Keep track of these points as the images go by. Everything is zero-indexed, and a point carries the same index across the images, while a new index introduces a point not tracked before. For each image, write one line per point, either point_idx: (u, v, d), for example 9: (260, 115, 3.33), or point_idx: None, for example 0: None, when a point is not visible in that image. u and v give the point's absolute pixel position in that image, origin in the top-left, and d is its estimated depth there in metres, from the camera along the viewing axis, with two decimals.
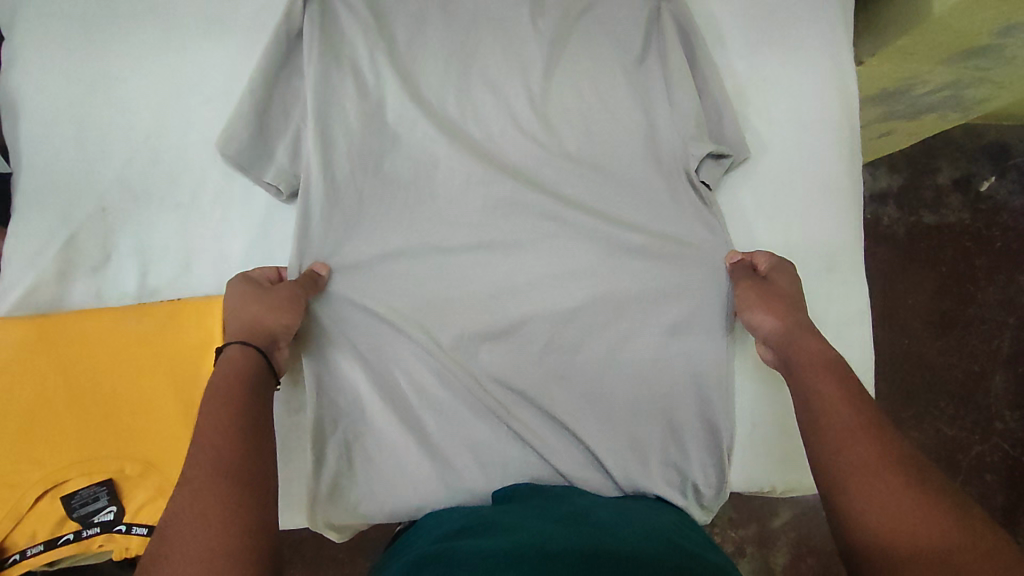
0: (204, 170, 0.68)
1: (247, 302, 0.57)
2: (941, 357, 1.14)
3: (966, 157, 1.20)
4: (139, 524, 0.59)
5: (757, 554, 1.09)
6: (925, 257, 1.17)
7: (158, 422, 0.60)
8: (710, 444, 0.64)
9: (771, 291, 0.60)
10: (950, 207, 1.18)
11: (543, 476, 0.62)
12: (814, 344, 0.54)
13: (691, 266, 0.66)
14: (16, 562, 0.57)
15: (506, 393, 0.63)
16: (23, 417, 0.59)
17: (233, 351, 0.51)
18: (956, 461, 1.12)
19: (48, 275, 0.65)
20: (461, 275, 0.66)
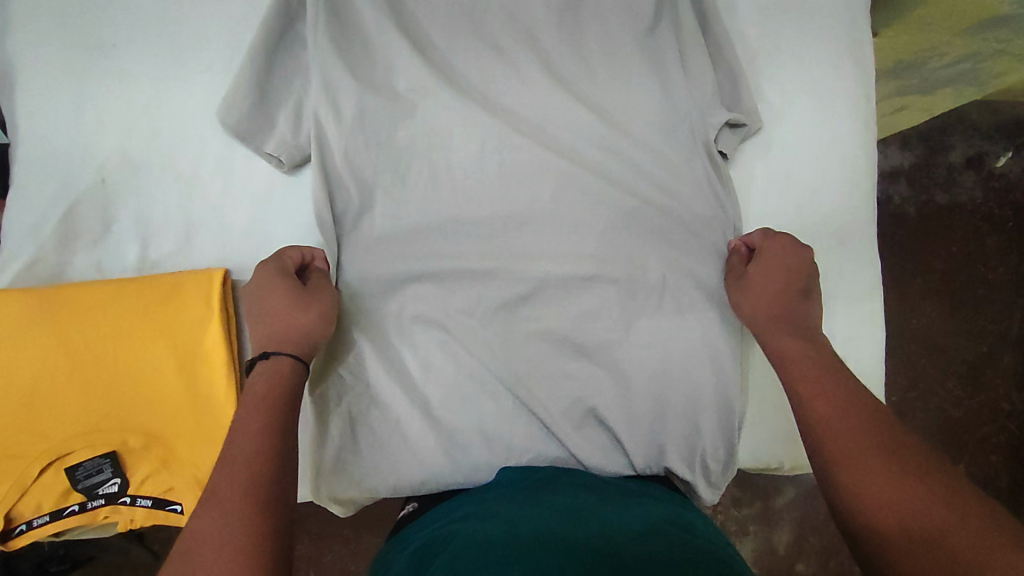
0: (204, 140, 0.66)
1: (290, 307, 0.56)
2: (949, 338, 1.13)
3: (980, 133, 1.17)
4: (143, 496, 0.60)
5: (760, 532, 1.10)
6: (936, 237, 1.16)
7: (160, 395, 0.59)
8: (720, 420, 0.63)
9: (754, 284, 0.60)
10: (962, 185, 1.16)
11: (547, 451, 0.62)
12: (780, 342, 0.56)
13: (696, 241, 0.66)
14: (22, 533, 0.58)
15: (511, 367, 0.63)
16: (26, 388, 0.58)
17: (280, 362, 0.52)
18: (961, 441, 1.11)
19: (49, 247, 0.64)
20: (465, 249, 0.64)
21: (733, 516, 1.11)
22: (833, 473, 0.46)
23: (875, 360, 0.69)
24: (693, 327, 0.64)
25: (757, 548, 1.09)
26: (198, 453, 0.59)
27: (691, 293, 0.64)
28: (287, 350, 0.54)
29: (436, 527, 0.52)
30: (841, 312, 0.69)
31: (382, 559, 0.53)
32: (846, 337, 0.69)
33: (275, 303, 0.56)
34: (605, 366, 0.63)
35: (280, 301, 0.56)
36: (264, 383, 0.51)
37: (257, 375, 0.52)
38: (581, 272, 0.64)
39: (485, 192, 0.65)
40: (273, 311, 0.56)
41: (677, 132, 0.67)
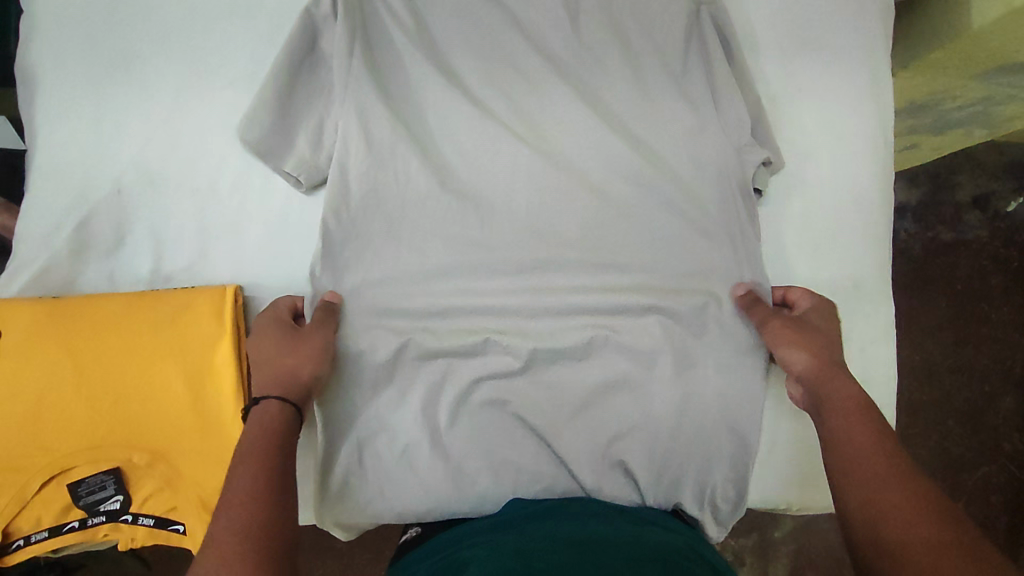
0: (223, 155, 0.66)
1: (276, 353, 0.57)
2: (952, 375, 1.13)
3: (988, 175, 1.17)
4: (145, 514, 0.58)
5: (756, 564, 1.09)
6: (942, 275, 1.16)
7: (168, 410, 0.59)
8: (733, 463, 0.63)
9: (806, 328, 0.59)
10: (968, 225, 1.17)
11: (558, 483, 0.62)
12: (844, 385, 0.53)
13: (714, 274, 0.66)
14: (19, 549, 0.56)
15: (522, 397, 0.63)
16: (30, 401, 0.57)
17: (268, 405, 0.52)
18: (961, 480, 1.11)
19: (61, 256, 0.64)
20: (480, 274, 0.65)
21: (730, 546, 1.10)
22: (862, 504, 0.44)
23: (886, 404, 0.69)
24: (705, 364, 0.64)
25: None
26: (204, 472, 0.58)
27: (705, 331, 0.65)
28: (274, 392, 0.53)
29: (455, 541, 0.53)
30: (853, 354, 0.69)
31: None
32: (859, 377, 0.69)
33: (265, 350, 0.57)
34: (618, 400, 0.63)
35: (272, 347, 0.57)
36: (257, 427, 0.51)
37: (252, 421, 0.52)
38: (598, 306, 0.64)
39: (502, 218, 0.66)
40: (263, 358, 0.57)
41: (698, 168, 0.67)
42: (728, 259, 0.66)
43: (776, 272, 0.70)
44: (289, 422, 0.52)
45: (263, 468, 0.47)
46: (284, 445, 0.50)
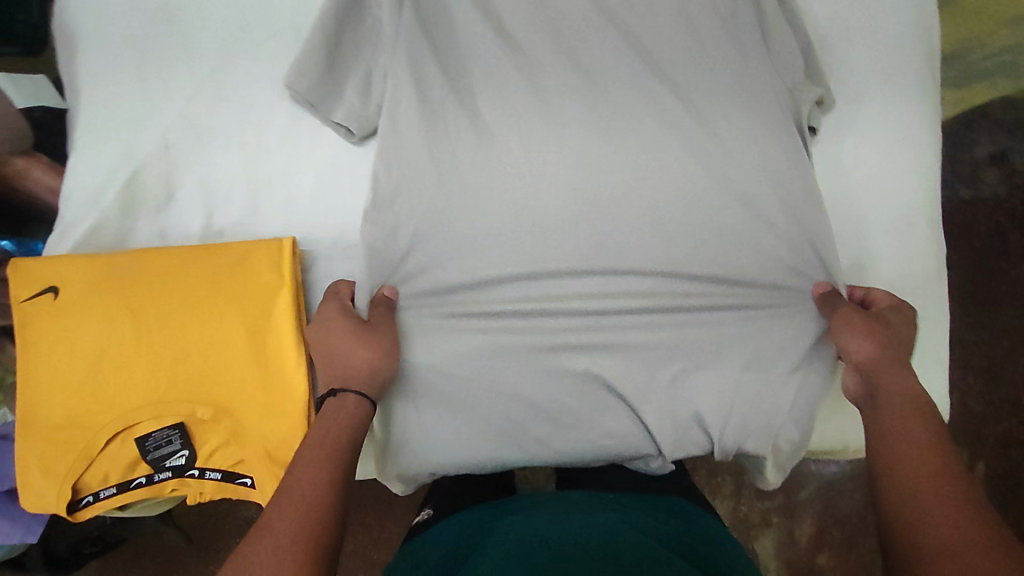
0: (270, 108, 0.65)
1: (348, 346, 0.56)
2: (972, 332, 1.15)
3: (1004, 130, 1.17)
4: (212, 469, 0.57)
5: (783, 524, 1.10)
6: (959, 233, 1.16)
7: (231, 363, 0.58)
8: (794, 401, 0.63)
9: (880, 319, 0.59)
10: (985, 183, 1.17)
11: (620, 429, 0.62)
12: (904, 378, 0.54)
13: (774, 215, 0.65)
14: (90, 504, 0.56)
15: (581, 344, 0.62)
16: (92, 357, 0.57)
17: (347, 401, 0.53)
18: (981, 435, 1.12)
19: (111, 213, 0.62)
20: (536, 219, 0.63)
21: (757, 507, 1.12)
22: (892, 475, 0.46)
23: (938, 347, 0.69)
24: (760, 305, 0.64)
25: (778, 540, 1.10)
26: (270, 426, 0.57)
27: (764, 274, 0.64)
28: (353, 387, 0.54)
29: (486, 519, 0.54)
30: (911, 294, 0.69)
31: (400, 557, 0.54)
32: (915, 317, 0.69)
33: (339, 339, 0.56)
34: (678, 346, 0.63)
35: (344, 336, 0.56)
36: (337, 421, 0.52)
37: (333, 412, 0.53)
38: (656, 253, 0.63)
39: (553, 166, 0.63)
40: (336, 347, 0.56)
41: (753, 109, 0.66)
42: (787, 200, 0.65)
43: (827, 215, 0.70)
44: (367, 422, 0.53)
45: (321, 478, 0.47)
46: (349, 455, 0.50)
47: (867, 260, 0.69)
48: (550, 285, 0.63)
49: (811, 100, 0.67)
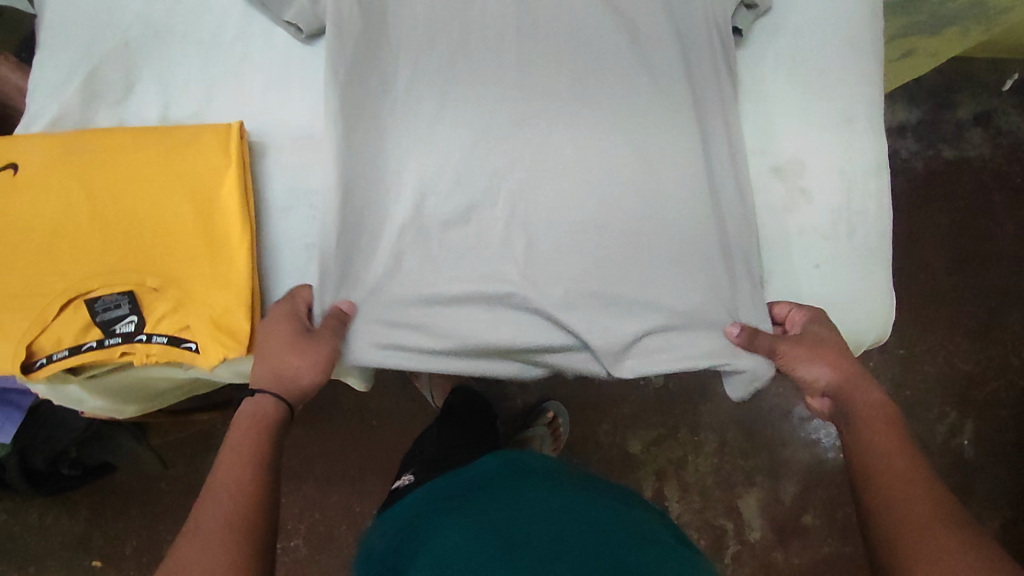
0: (226, 9, 0.68)
1: (283, 351, 0.59)
2: (957, 292, 1.35)
3: (986, 94, 1.41)
4: (159, 334, 0.60)
5: (766, 483, 1.27)
6: (946, 191, 1.38)
7: (179, 237, 0.60)
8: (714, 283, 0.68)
9: (818, 343, 0.64)
10: (971, 142, 1.40)
11: (554, 315, 0.67)
12: (868, 396, 0.61)
13: (706, 118, 0.70)
14: (44, 365, 0.59)
15: (511, 239, 0.67)
16: (50, 230, 0.60)
17: (263, 400, 0.59)
18: (970, 394, 1.32)
19: (71, 105, 0.65)
20: (484, 118, 0.68)
21: (741, 467, 1.27)
22: (861, 468, 0.56)
23: (880, 245, 0.70)
24: (696, 198, 0.68)
25: (762, 499, 1.26)
26: (216, 294, 0.60)
27: (693, 168, 0.68)
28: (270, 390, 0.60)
29: (469, 524, 0.63)
30: (852, 189, 0.70)
31: (392, 521, 0.76)
32: (854, 211, 0.70)
33: (275, 343, 0.59)
34: (609, 227, 0.67)
35: (280, 341, 0.60)
36: (249, 421, 0.58)
37: (245, 413, 0.59)
38: (585, 150, 0.68)
39: (503, 74, 0.68)
40: (270, 349, 0.59)
41: (687, 18, 0.70)
42: (718, 99, 0.70)
43: (767, 112, 0.71)
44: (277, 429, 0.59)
45: (237, 486, 0.53)
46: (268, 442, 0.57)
47: (807, 156, 0.70)
48: (490, 182, 0.67)
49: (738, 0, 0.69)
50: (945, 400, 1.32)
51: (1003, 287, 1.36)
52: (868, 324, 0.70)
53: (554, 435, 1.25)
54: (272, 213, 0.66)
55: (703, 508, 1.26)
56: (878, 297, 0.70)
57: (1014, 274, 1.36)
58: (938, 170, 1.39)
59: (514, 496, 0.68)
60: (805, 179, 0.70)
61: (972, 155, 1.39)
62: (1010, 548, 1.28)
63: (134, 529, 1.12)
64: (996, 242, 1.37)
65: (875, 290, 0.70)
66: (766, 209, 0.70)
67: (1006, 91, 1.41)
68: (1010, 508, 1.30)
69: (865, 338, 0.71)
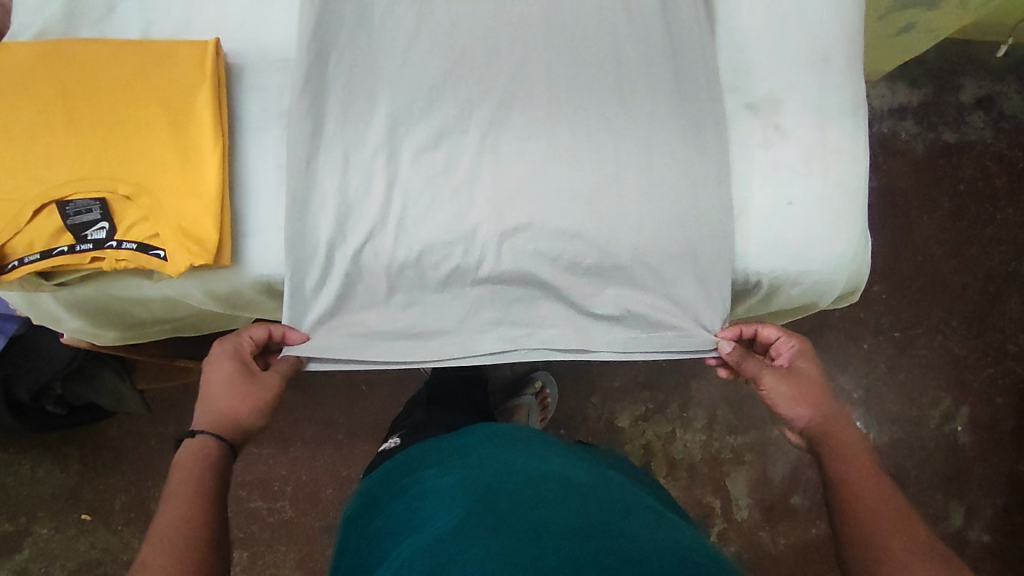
0: None
1: (227, 392, 0.62)
2: (955, 276, 1.34)
3: (989, 77, 1.39)
4: (128, 241, 0.61)
5: (755, 461, 1.25)
6: (945, 173, 1.37)
7: (150, 147, 0.61)
8: (683, 220, 0.68)
9: (802, 383, 0.67)
10: (972, 125, 1.38)
11: (521, 245, 0.68)
12: (847, 434, 0.62)
13: (681, 57, 0.70)
14: (16, 268, 0.61)
15: (481, 168, 0.67)
16: (25, 135, 0.61)
17: (205, 440, 0.59)
18: (967, 381, 1.30)
19: (55, 21, 0.67)
20: (460, 49, 0.69)
21: (730, 445, 1.26)
22: (845, 506, 0.55)
23: (855, 186, 0.70)
24: (669, 134, 0.68)
25: (751, 478, 1.25)
26: (186, 202, 0.61)
27: (662, 102, 0.69)
28: (210, 428, 0.60)
29: (459, 512, 0.53)
30: (826, 126, 0.70)
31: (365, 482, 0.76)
32: (829, 149, 0.69)
33: (217, 382, 0.62)
34: (579, 159, 0.68)
35: (222, 379, 0.62)
36: (190, 458, 0.57)
37: (185, 452, 0.58)
38: (558, 83, 0.69)
39: (480, 10, 0.69)
40: (212, 391, 0.62)
41: None
42: (693, 37, 0.70)
43: (741, 50, 0.71)
44: (223, 464, 0.59)
45: (188, 519, 0.52)
46: (214, 474, 0.57)
47: (781, 93, 0.70)
48: (462, 114, 0.68)
49: None
50: (941, 384, 1.30)
51: (1002, 271, 1.34)
52: (840, 264, 0.70)
53: (541, 406, 1.22)
54: (246, 131, 0.67)
55: (690, 486, 1.25)
56: (852, 236, 0.70)
57: (1013, 259, 1.34)
58: (938, 152, 1.37)
59: (516, 479, 0.58)
60: (779, 115, 0.70)
61: (973, 139, 1.38)
62: (1004, 539, 1.26)
63: (121, 484, 1.13)
64: (996, 226, 1.35)
65: (851, 229, 0.69)
66: (740, 145, 0.70)
67: (1008, 75, 1.40)
68: (1005, 497, 1.27)
69: (836, 282, 0.71)
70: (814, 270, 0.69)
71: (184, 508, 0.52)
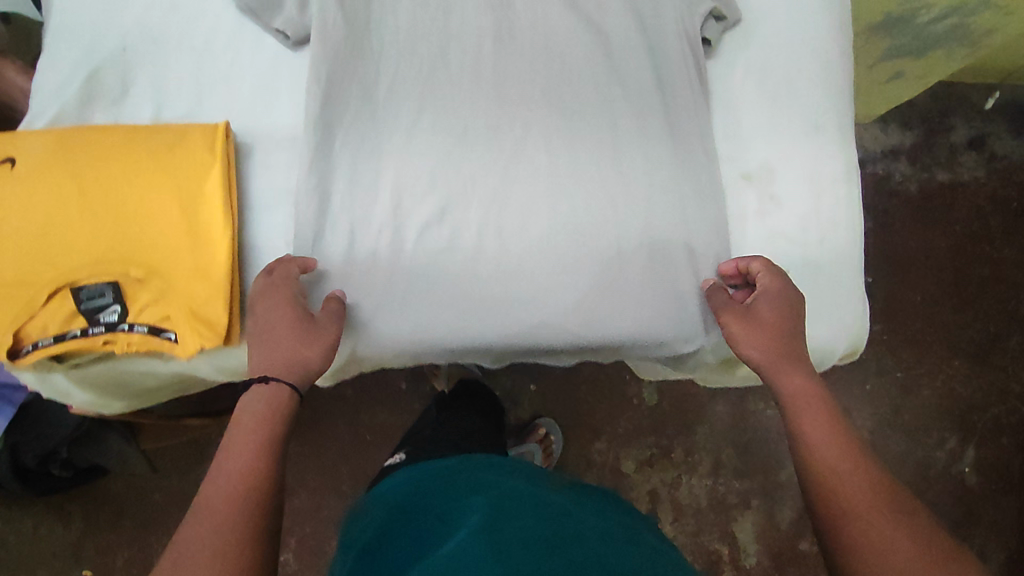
0: (219, 18, 0.72)
1: (290, 336, 0.61)
2: (954, 315, 1.34)
3: (979, 119, 1.42)
4: (140, 324, 0.62)
5: (762, 505, 1.25)
6: (939, 214, 1.39)
7: (161, 232, 0.63)
8: (682, 295, 0.69)
9: (758, 322, 0.64)
10: (965, 165, 1.40)
11: (526, 321, 0.69)
12: (795, 377, 0.61)
13: (679, 123, 0.72)
14: (30, 352, 0.61)
15: (485, 242, 0.69)
16: (40, 221, 0.62)
17: (278, 390, 0.59)
18: (971, 419, 1.30)
19: (71, 104, 0.69)
20: (465, 126, 0.71)
21: (736, 489, 1.25)
22: (814, 481, 0.55)
23: (850, 252, 0.71)
24: (672, 204, 0.70)
25: (758, 522, 1.24)
26: (195, 285, 0.62)
27: (664, 176, 0.70)
28: (282, 376, 0.60)
29: (473, 529, 0.52)
30: (821, 197, 0.71)
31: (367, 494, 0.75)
32: (825, 221, 0.71)
33: (279, 318, 0.62)
34: (581, 229, 0.69)
35: (281, 314, 0.62)
36: (262, 404, 0.58)
37: (259, 392, 0.59)
38: (560, 157, 0.71)
39: (482, 86, 0.71)
40: (275, 333, 0.61)
41: (668, 31, 0.72)
42: (691, 105, 0.72)
43: (737, 120, 0.73)
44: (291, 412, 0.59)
45: (253, 471, 0.53)
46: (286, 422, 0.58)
47: (776, 163, 0.72)
48: (465, 189, 0.70)
49: (704, 12, 0.71)
50: (946, 426, 1.30)
51: (1000, 310, 1.35)
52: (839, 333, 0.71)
53: (546, 453, 1.22)
54: (255, 210, 0.68)
55: (697, 532, 1.24)
56: (848, 304, 0.71)
57: (1012, 298, 1.35)
58: (934, 192, 1.39)
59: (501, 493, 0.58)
60: (775, 185, 0.72)
61: (967, 179, 1.40)
62: None
63: (125, 546, 1.12)
64: (994, 265, 1.37)
65: (846, 298, 0.71)
66: (737, 215, 0.72)
67: (999, 117, 1.42)
68: (1017, 542, 1.25)
69: (837, 347, 0.72)
70: (814, 337, 0.71)
71: (251, 452, 0.54)
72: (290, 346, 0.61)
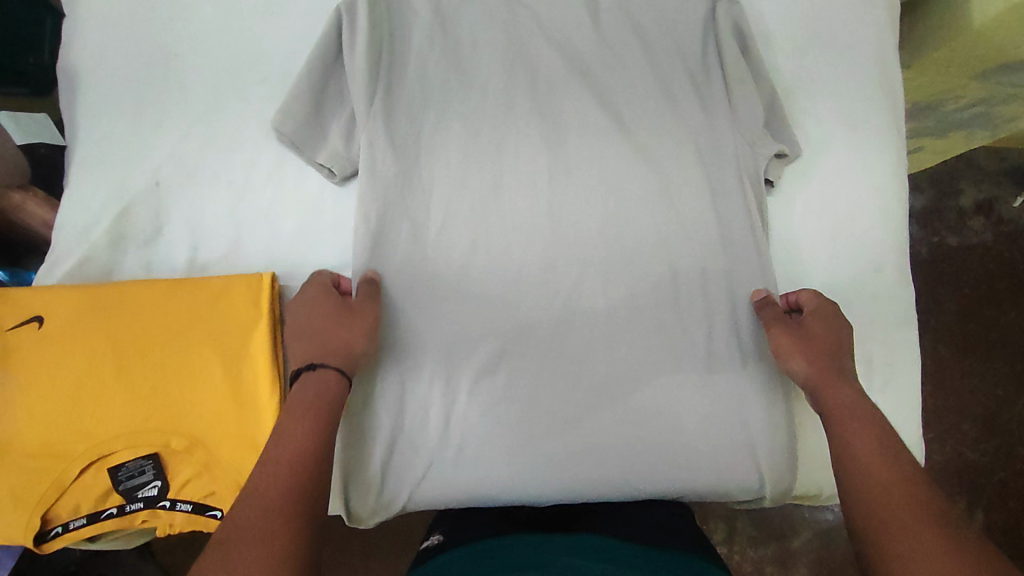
0: (258, 149, 0.69)
1: (331, 323, 0.59)
2: (967, 381, 1.19)
3: (988, 181, 1.27)
4: (182, 500, 0.58)
5: None
6: (958, 271, 1.24)
7: (204, 397, 0.59)
8: (748, 451, 0.65)
9: (808, 338, 0.62)
10: (973, 229, 1.25)
11: (582, 481, 0.63)
12: (840, 392, 0.57)
13: (737, 260, 0.69)
14: (57, 536, 0.57)
15: (540, 393, 0.66)
16: (70, 387, 0.58)
17: (325, 374, 0.55)
18: (982, 486, 1.15)
19: (101, 245, 0.65)
20: (517, 267, 0.67)
21: None
22: (853, 492, 0.50)
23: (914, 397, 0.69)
24: (731, 350, 0.67)
25: None
26: (240, 457, 0.58)
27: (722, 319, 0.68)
28: (330, 363, 0.56)
29: None
30: (882, 338, 0.69)
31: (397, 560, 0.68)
32: (885, 366, 0.69)
33: (319, 316, 0.59)
34: (639, 378, 0.66)
35: (323, 313, 0.59)
36: (311, 384, 0.54)
37: (307, 381, 0.55)
38: (617, 299, 0.68)
39: (534, 223, 0.68)
40: (315, 326, 0.59)
41: (726, 167, 0.70)
42: (746, 242, 0.69)
43: (794, 258, 0.71)
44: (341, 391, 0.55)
45: (302, 457, 0.50)
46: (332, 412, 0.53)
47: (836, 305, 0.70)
48: (518, 334, 0.66)
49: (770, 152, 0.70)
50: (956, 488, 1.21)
51: None
52: None
53: None
54: None
55: None
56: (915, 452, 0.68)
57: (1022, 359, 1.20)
58: (940, 257, 1.25)
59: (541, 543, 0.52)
60: None
61: (975, 243, 1.25)
62: None
63: None
64: (1000, 329, 1.21)
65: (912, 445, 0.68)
66: None
67: None
68: None
69: None
70: None
71: (293, 439, 0.50)
72: (331, 328, 0.58)
